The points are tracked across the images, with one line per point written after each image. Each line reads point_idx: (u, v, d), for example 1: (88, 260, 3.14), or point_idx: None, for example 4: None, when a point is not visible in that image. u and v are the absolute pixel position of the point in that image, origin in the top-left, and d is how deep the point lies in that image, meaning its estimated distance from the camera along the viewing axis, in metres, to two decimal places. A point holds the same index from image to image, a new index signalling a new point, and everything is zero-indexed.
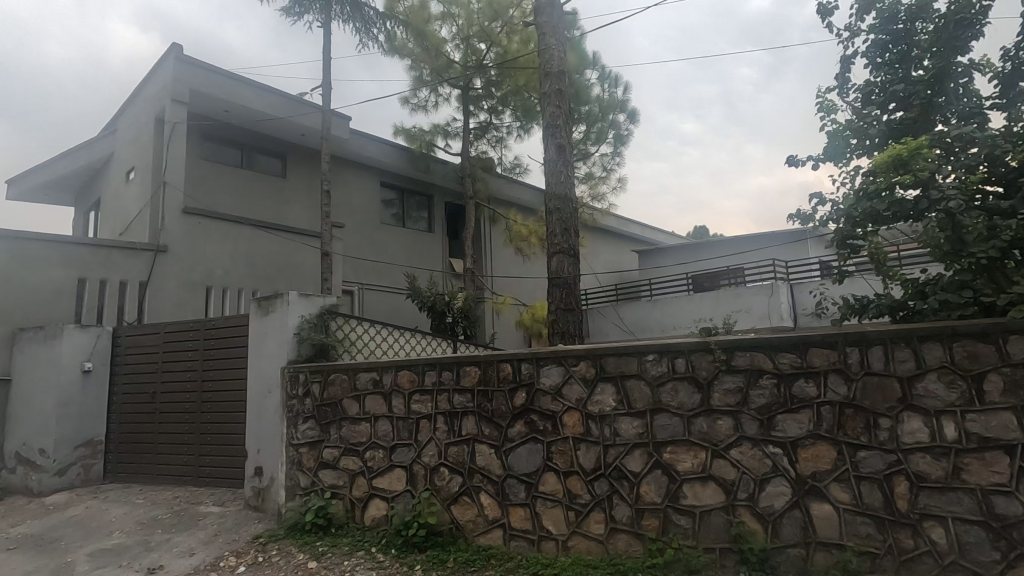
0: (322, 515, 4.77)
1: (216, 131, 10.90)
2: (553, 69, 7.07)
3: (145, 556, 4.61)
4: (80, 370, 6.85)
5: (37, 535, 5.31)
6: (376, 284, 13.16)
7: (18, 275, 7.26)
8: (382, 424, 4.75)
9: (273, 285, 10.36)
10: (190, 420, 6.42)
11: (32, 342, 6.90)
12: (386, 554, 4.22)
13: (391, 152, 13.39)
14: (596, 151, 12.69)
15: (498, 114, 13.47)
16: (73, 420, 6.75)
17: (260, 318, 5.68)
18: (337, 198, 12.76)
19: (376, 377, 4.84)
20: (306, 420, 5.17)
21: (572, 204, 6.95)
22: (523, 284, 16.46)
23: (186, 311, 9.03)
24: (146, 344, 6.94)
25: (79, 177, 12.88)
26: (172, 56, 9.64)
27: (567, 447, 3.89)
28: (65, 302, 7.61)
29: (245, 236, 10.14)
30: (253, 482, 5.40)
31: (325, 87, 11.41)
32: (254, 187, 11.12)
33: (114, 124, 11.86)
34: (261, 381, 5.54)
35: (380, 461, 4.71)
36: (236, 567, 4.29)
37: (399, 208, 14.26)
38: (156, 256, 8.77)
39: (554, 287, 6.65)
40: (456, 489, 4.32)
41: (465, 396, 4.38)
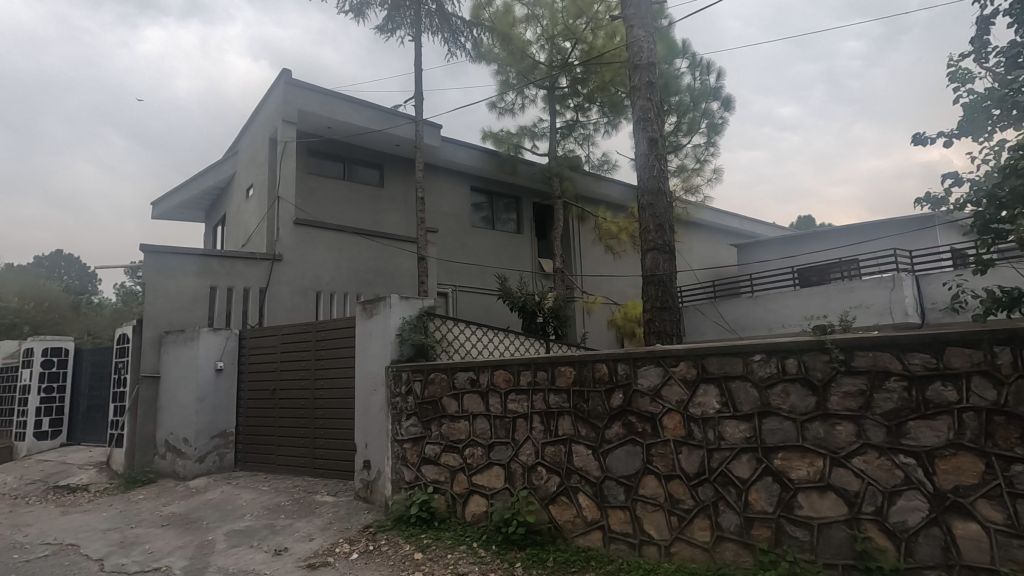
0: (426, 509, 4.96)
1: (322, 147, 11.74)
2: (641, 61, 6.89)
3: (272, 538, 5.05)
4: (213, 369, 7.64)
5: (183, 514, 6.00)
6: (469, 286, 13.52)
7: (162, 285, 8.24)
8: (480, 423, 4.88)
9: (374, 289, 10.99)
10: (306, 415, 6.96)
11: (176, 344, 7.81)
12: (487, 550, 4.31)
13: (480, 156, 13.70)
14: (688, 143, 12.21)
15: (585, 112, 13.33)
16: (209, 414, 7.56)
17: (365, 319, 6.03)
18: (431, 203, 13.27)
19: (473, 377, 4.97)
20: (408, 417, 5.41)
21: (665, 199, 6.73)
22: (614, 282, 16.19)
23: (299, 315, 9.81)
24: (267, 345, 7.62)
25: (208, 197, 14.43)
26: (283, 80, 10.53)
27: (667, 450, 3.77)
28: (200, 308, 8.53)
29: (349, 244, 10.84)
30: (362, 474, 5.75)
31: (417, 98, 11.93)
32: (354, 197, 11.87)
33: (235, 147, 13.13)
34: (367, 379, 5.88)
35: (479, 459, 4.83)
36: (349, 554, 4.57)
37: (488, 211, 14.57)
38: (273, 264, 9.61)
39: (649, 285, 6.47)
40: (554, 489, 4.33)
41: (560, 396, 4.38)
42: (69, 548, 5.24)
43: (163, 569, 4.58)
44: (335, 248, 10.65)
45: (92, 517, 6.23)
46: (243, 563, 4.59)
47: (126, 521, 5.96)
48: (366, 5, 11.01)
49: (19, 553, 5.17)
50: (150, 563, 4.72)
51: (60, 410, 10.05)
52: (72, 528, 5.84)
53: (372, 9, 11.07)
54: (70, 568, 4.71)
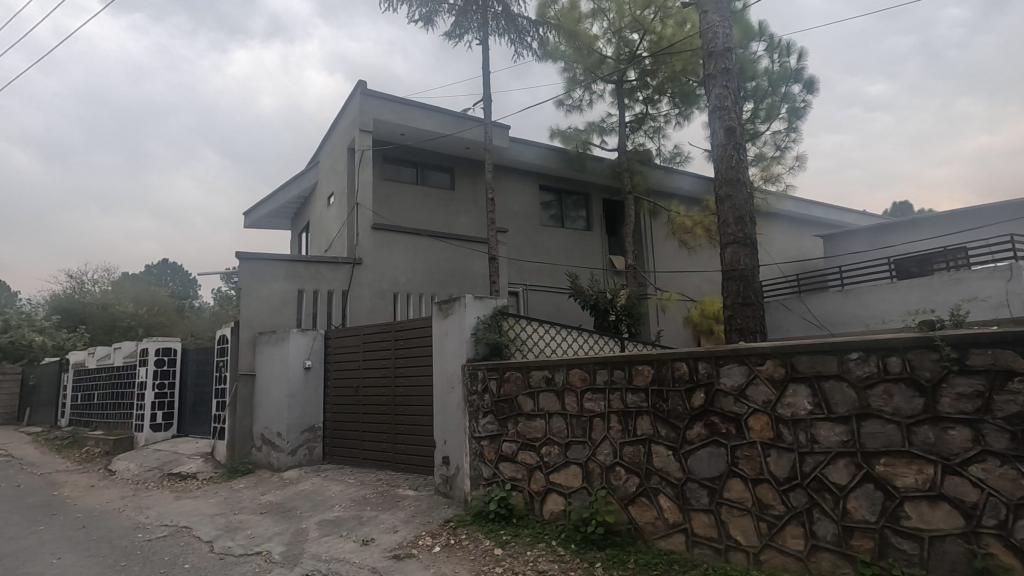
0: (504, 505, 5.03)
1: (396, 154, 12.18)
2: (716, 48, 6.63)
3: (360, 528, 5.31)
4: (302, 367, 8.13)
5: (279, 503, 6.44)
6: (540, 285, 13.58)
7: (255, 289, 8.86)
8: (557, 421, 4.87)
9: (447, 290, 11.29)
10: (387, 412, 7.25)
11: (269, 344, 8.38)
12: (566, 548, 4.30)
13: (548, 155, 13.67)
14: (767, 130, 11.57)
15: (655, 104, 13.00)
16: (300, 409, 8.05)
17: (441, 319, 6.19)
18: (501, 204, 13.42)
19: (548, 375, 4.98)
20: (485, 415, 5.49)
21: (746, 189, 6.43)
22: (689, 278, 15.66)
23: (377, 315, 10.24)
24: (350, 344, 8.01)
25: (294, 206, 15.36)
26: (359, 91, 11.02)
27: (754, 453, 3.60)
28: (289, 310, 9.11)
29: (424, 246, 11.18)
30: (441, 470, 5.93)
31: (486, 101, 12.11)
32: (427, 201, 12.23)
33: (317, 158, 13.88)
34: (445, 377, 6.04)
35: (556, 457, 4.83)
36: (432, 547, 4.72)
37: (558, 209, 14.56)
38: (354, 268, 10.08)
39: (729, 281, 6.24)
40: (633, 489, 4.25)
41: (638, 396, 4.31)
42: (183, 530, 5.76)
43: (263, 554, 4.93)
44: (410, 251, 11.03)
45: (201, 503, 6.82)
46: (333, 551, 4.84)
47: (230, 507, 6.48)
48: (435, 13, 11.32)
49: (142, 533, 5.75)
50: (252, 547, 5.09)
51: (171, 404, 11.07)
52: (185, 512, 6.42)
53: (440, 16, 11.38)
54: (186, 548, 5.18)
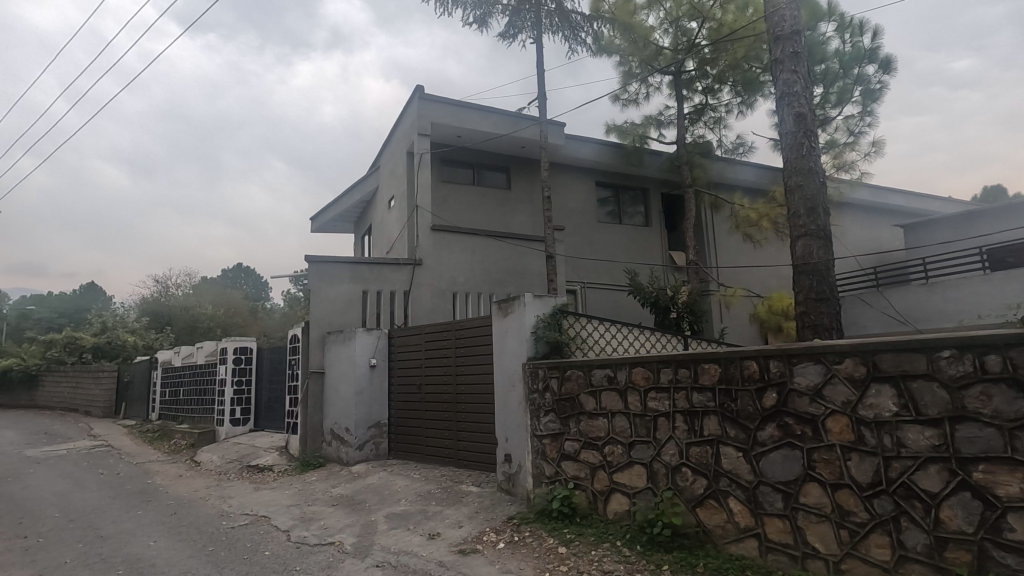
0: (567, 504, 5.00)
1: (453, 155, 12.39)
2: (783, 31, 6.34)
3: (426, 522, 5.45)
4: (368, 366, 8.41)
5: (349, 496, 6.70)
6: (598, 282, 13.44)
7: (323, 290, 9.26)
8: (620, 420, 4.81)
9: (505, 288, 11.38)
10: (449, 409, 7.39)
11: (337, 343, 8.74)
12: (632, 550, 4.24)
13: (605, 150, 13.48)
14: (839, 115, 10.96)
15: (715, 93, 12.58)
16: (366, 406, 8.34)
17: (501, 318, 6.24)
18: (557, 202, 13.37)
19: (611, 374, 4.93)
20: (547, 413, 5.48)
21: (818, 178, 6.10)
22: (755, 273, 15.05)
23: (438, 315, 10.47)
24: (413, 343, 8.22)
25: (356, 210, 15.94)
26: (417, 96, 11.27)
27: (833, 456, 3.41)
28: (354, 310, 9.47)
29: (482, 246, 11.31)
30: (503, 467, 5.99)
31: (541, 99, 12.11)
32: (484, 201, 12.37)
33: (377, 162, 14.32)
34: (506, 375, 6.09)
35: (619, 457, 4.76)
36: (496, 543, 4.77)
37: (615, 206, 14.36)
38: (414, 268, 10.34)
39: (801, 275, 5.95)
40: (701, 491, 4.13)
41: (705, 395, 4.18)
42: (262, 519, 6.11)
43: (336, 544, 5.14)
44: (469, 251, 11.18)
45: (278, 494, 7.21)
46: (401, 544, 4.99)
47: (304, 499, 6.81)
48: (489, 14, 11.43)
49: (226, 520, 6.14)
50: (326, 537, 5.33)
51: (248, 400, 11.75)
52: (263, 502, 6.80)
53: (494, 17, 11.48)
54: (265, 537, 5.48)
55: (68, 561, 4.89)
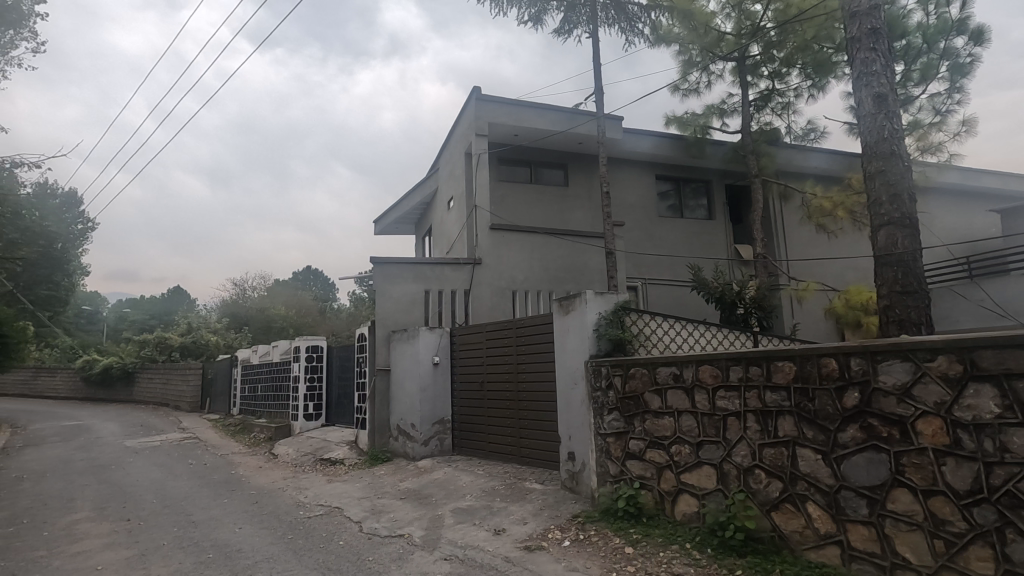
0: (633, 504, 4.91)
1: (510, 154, 12.46)
2: (860, 7, 5.96)
3: (491, 518, 5.52)
4: (431, 363, 8.62)
5: (416, 490, 6.90)
6: (660, 278, 13.13)
7: (387, 291, 9.56)
8: (687, 420, 4.68)
9: (565, 286, 11.34)
10: (512, 406, 7.45)
11: (401, 341, 9.00)
12: (702, 553, 4.12)
13: (664, 142, 13.14)
14: (922, 93, 10.18)
15: (783, 78, 11.98)
16: (430, 402, 8.54)
17: (562, 316, 6.21)
18: (616, 197, 13.17)
19: (676, 372, 4.81)
20: (610, 412, 5.40)
21: (902, 163, 5.68)
22: (829, 266, 14.22)
23: (498, 313, 10.57)
24: (474, 341, 8.33)
25: (417, 211, 16.33)
26: (474, 97, 11.40)
27: (924, 461, 3.17)
28: (417, 309, 9.72)
29: (540, 244, 11.31)
30: (567, 465, 5.97)
31: (598, 94, 11.96)
32: (541, 198, 12.37)
33: (436, 165, 14.62)
34: (568, 373, 6.06)
35: (687, 457, 4.63)
36: (561, 541, 4.77)
37: (676, 199, 13.99)
38: (474, 268, 10.47)
39: (884, 266, 5.58)
40: (776, 494, 3.96)
41: (779, 394, 4.00)
42: (336, 510, 6.39)
43: (405, 536, 5.31)
44: (527, 249, 11.21)
45: (349, 486, 7.52)
46: (468, 539, 5.08)
47: (374, 492, 7.07)
48: (544, 11, 11.41)
49: (303, 510, 6.47)
50: (396, 530, 5.51)
51: (320, 396, 12.32)
52: (336, 494, 7.12)
53: (549, 14, 11.45)
54: (339, 527, 5.73)
55: (165, 544, 5.31)
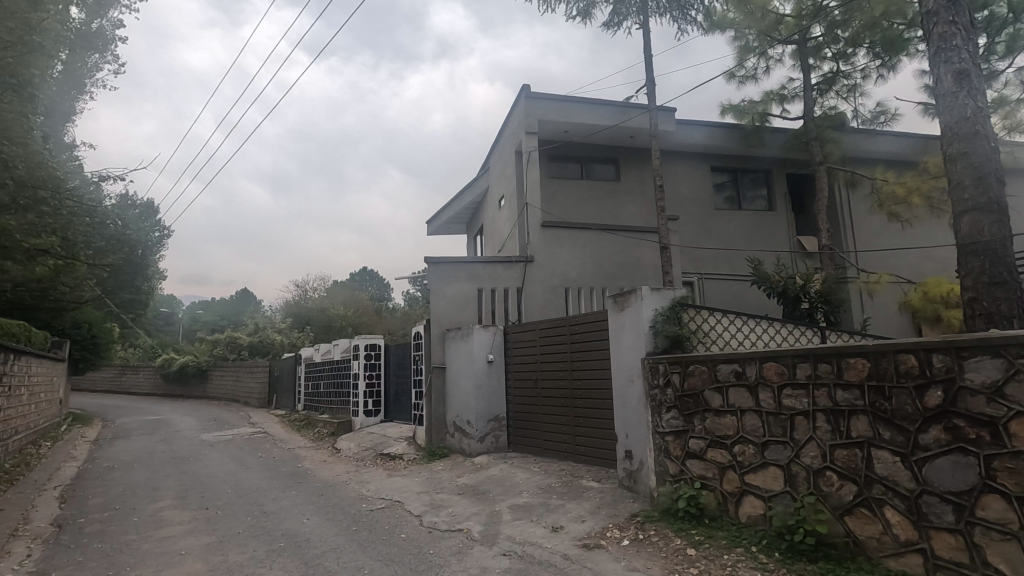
0: (695, 504, 4.79)
1: (561, 151, 12.40)
2: None
3: (548, 515, 5.52)
4: (485, 361, 8.70)
5: (474, 485, 7.00)
6: (717, 273, 12.72)
7: (441, 289, 9.71)
8: (751, 419, 4.52)
9: (618, 282, 11.21)
10: (567, 403, 7.43)
11: (456, 339, 9.13)
12: (770, 556, 3.97)
13: (720, 132, 12.71)
14: (1008, 67, 9.38)
15: (848, 58, 11.33)
16: (485, 400, 8.63)
17: (617, 312, 6.13)
18: (670, 190, 12.86)
19: (738, 369, 4.65)
20: (669, 410, 5.27)
21: (988, 144, 5.26)
22: (903, 256, 13.38)
23: (551, 310, 10.56)
24: (528, 338, 8.35)
25: (468, 211, 16.52)
26: (523, 95, 11.41)
27: (1018, 465, 2.93)
28: (471, 307, 9.82)
29: (593, 241, 11.21)
30: (624, 463, 5.89)
31: (649, 85, 11.71)
32: (593, 194, 12.25)
33: (487, 163, 14.74)
34: (624, 370, 5.98)
35: (751, 457, 4.48)
36: (621, 540, 4.71)
37: (733, 190, 13.53)
38: (527, 266, 10.49)
39: (968, 256, 5.20)
40: (849, 498, 3.76)
41: (852, 392, 3.80)
42: (397, 504, 6.57)
43: (464, 531, 5.40)
44: (579, 246, 11.12)
45: (409, 481, 7.72)
46: (526, 535, 5.11)
47: (432, 487, 7.23)
48: (592, 5, 11.28)
49: (366, 503, 6.69)
50: (455, 524, 5.61)
51: (379, 393, 12.70)
52: (397, 489, 7.32)
53: (598, 7, 11.31)
54: (401, 520, 5.90)
55: (240, 532, 5.63)
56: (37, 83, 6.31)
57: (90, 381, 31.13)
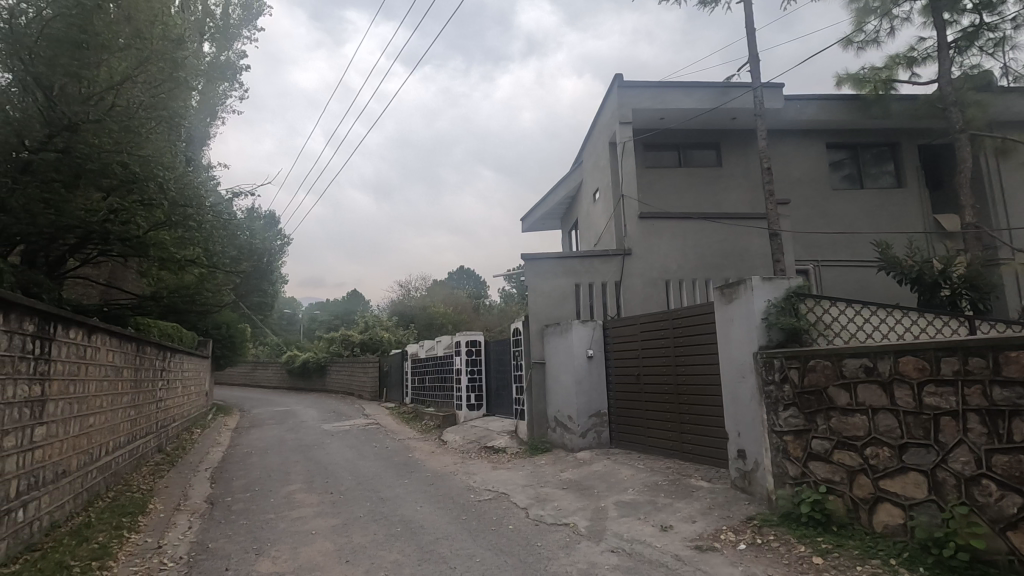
0: (820, 510, 4.42)
1: (657, 139, 12.01)
2: None
3: (657, 514, 5.38)
4: (585, 357, 8.65)
5: (577, 481, 6.99)
6: (837, 259, 11.66)
7: (539, 286, 9.69)
8: (885, 418, 4.10)
9: (723, 273, 10.71)
10: (672, 400, 7.19)
11: (555, 335, 9.14)
12: (912, 572, 3.59)
13: (836, 105, 11.64)
14: None
15: (994, 8, 9.95)
16: (586, 395, 8.57)
17: (724, 304, 5.82)
18: (779, 172, 11.99)
19: (869, 364, 4.24)
20: (786, 408, 4.90)
21: None
22: None
23: (651, 304, 10.27)
24: (629, 333, 8.18)
25: (562, 207, 16.50)
26: (616, 85, 11.16)
27: None
28: (569, 303, 9.75)
29: (694, 230, 10.76)
30: (737, 463, 5.60)
31: (753, 62, 10.98)
32: (693, 182, 11.74)
33: (580, 157, 14.59)
34: (735, 365, 5.66)
35: (887, 460, 4.06)
36: (736, 544, 4.48)
37: (853, 168, 12.32)
38: (625, 259, 10.24)
39: None
40: (1012, 510, 3.29)
41: (1012, 390, 3.32)
42: (503, 496, 6.74)
43: (571, 525, 5.41)
44: (679, 236, 10.71)
45: (513, 474, 7.88)
46: (634, 532, 5.02)
47: (537, 480, 7.32)
48: None
49: (474, 494, 6.93)
50: (561, 518, 5.64)
51: (481, 387, 13.06)
52: (502, 481, 7.50)
53: None
54: (508, 512, 6.04)
55: (362, 516, 6.06)
56: (182, 113, 7.32)
57: (229, 375, 35.04)
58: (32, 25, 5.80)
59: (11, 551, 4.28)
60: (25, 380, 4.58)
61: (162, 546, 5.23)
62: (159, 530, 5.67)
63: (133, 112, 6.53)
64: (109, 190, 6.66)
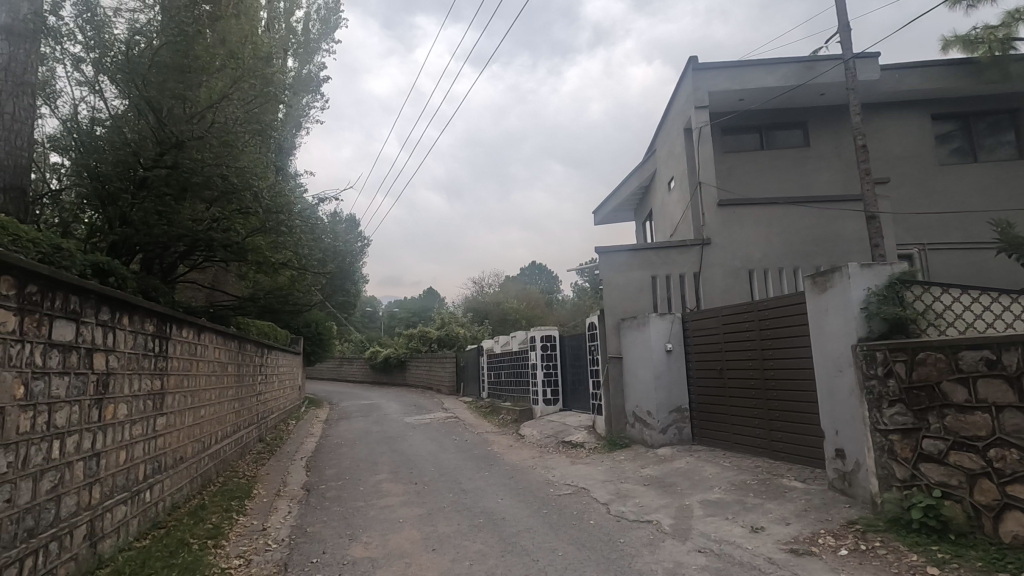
0: (935, 516, 4.04)
1: (736, 121, 11.43)
2: None
3: (747, 514, 5.14)
4: (663, 350, 8.38)
5: (659, 477, 6.82)
6: (946, 242, 10.63)
7: (614, 279, 9.49)
8: (1012, 417, 3.68)
9: (813, 261, 10.02)
10: (760, 395, 6.83)
11: (632, 329, 8.95)
12: None
13: (942, 73, 10.55)
14: None
15: None
16: (666, 390, 8.32)
17: (817, 294, 5.45)
18: (876, 149, 11.04)
19: (991, 357, 3.82)
20: (892, 405, 4.52)
21: None
22: None
23: (733, 295, 9.82)
24: (710, 326, 7.87)
25: (636, 197, 16.08)
26: (690, 68, 10.71)
27: None
28: (646, 295, 9.50)
29: (779, 216, 10.14)
30: (835, 464, 5.23)
31: (843, 32, 10.16)
32: (777, 165, 11.09)
33: (653, 145, 14.17)
34: (832, 359, 5.28)
35: (1015, 464, 3.64)
36: (837, 549, 4.19)
37: (964, 140, 11.10)
38: (704, 249, 9.85)
39: None
40: None
41: None
42: (583, 491, 6.69)
43: (654, 523, 5.28)
44: (763, 223, 10.15)
45: (592, 469, 7.81)
46: (722, 533, 4.83)
47: (616, 476, 7.21)
48: None
49: (553, 489, 6.94)
50: (643, 515, 5.52)
51: (556, 382, 13.04)
52: (581, 476, 7.46)
53: None
54: (588, 507, 5.99)
55: (445, 506, 6.25)
56: (273, 127, 7.80)
57: (318, 371, 37.26)
58: (146, 55, 6.46)
59: (142, 526, 4.82)
60: (147, 375, 5.08)
61: (267, 528, 5.66)
62: (263, 514, 6.13)
63: (230, 128, 7.00)
64: (211, 201, 7.22)
